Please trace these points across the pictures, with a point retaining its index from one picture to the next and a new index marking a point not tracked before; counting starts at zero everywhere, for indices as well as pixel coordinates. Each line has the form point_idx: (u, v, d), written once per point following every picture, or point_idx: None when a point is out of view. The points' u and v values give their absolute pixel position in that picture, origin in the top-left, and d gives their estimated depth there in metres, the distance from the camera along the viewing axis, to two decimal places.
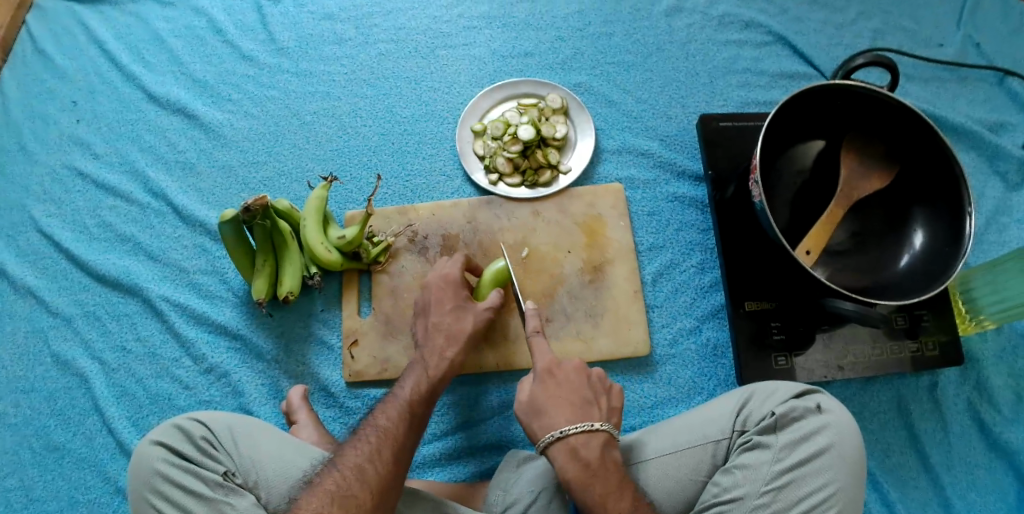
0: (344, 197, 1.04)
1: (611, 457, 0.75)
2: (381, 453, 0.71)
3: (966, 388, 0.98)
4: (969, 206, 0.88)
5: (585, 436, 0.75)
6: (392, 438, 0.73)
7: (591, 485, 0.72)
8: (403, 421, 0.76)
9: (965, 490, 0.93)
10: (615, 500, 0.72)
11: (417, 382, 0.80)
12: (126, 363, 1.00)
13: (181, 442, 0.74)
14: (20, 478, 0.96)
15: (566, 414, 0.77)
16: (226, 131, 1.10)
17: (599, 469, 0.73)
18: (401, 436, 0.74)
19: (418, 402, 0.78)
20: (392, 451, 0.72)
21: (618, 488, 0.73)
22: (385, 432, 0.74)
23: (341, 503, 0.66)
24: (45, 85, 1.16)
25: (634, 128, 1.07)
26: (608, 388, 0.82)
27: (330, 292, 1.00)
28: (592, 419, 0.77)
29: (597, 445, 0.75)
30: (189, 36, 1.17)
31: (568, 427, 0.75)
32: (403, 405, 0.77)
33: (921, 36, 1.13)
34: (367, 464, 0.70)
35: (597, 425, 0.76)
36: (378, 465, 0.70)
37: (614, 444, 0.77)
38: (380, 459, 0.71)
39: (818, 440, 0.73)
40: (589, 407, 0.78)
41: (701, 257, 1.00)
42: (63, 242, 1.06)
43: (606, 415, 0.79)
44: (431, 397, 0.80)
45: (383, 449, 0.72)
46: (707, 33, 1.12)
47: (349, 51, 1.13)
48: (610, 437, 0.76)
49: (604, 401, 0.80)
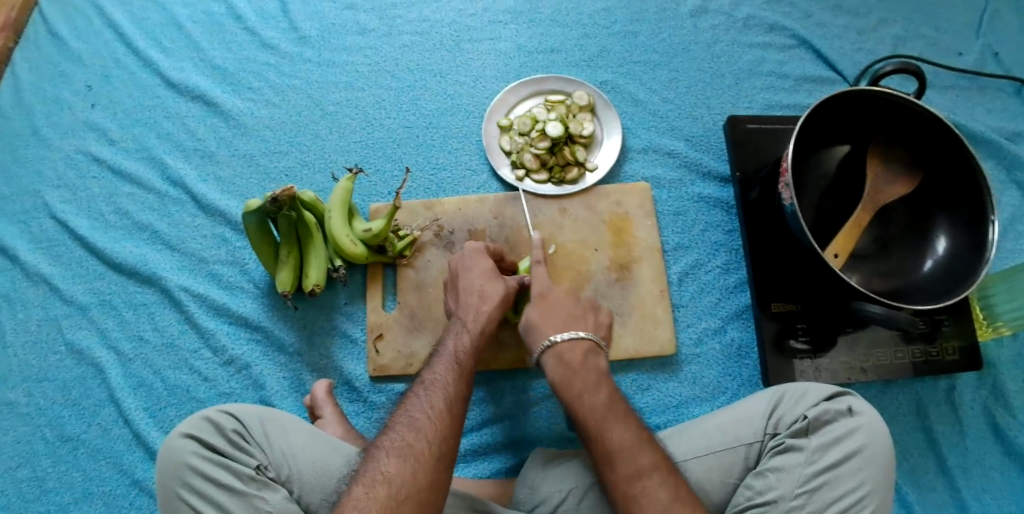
0: (369, 190, 1.04)
1: (595, 363, 0.79)
2: (432, 402, 0.70)
3: (981, 391, 0.99)
4: (992, 213, 0.88)
5: (569, 343, 0.79)
6: (440, 388, 0.71)
7: (571, 382, 0.77)
8: (453, 372, 0.73)
9: (980, 492, 0.94)
10: (591, 395, 0.75)
11: (458, 338, 0.79)
12: (143, 354, 0.98)
13: (212, 434, 0.73)
14: (32, 468, 0.94)
15: (554, 325, 0.81)
16: (247, 120, 1.09)
17: (580, 370, 0.77)
18: (449, 385, 0.72)
19: (463, 355, 0.76)
20: (445, 400, 0.70)
21: (596, 384, 0.76)
22: (433, 384, 0.72)
23: (400, 454, 0.65)
24: (59, 69, 1.14)
25: (660, 127, 1.07)
26: (596, 307, 0.86)
27: (355, 285, 0.99)
28: (578, 329, 0.81)
29: (581, 350, 0.79)
30: (208, 22, 1.15)
31: (557, 335, 0.80)
32: (451, 359, 0.75)
33: (941, 44, 1.15)
34: (418, 414, 0.69)
35: (583, 334, 0.80)
36: (432, 414, 0.69)
37: (599, 353, 0.80)
38: (432, 408, 0.69)
39: (850, 442, 0.74)
40: (576, 319, 0.82)
41: (726, 257, 1.00)
42: (79, 229, 1.04)
43: (594, 328, 0.83)
44: (476, 352, 0.78)
45: (434, 398, 0.70)
46: (732, 35, 1.13)
47: (373, 42, 1.12)
48: (595, 346, 0.80)
49: (592, 316, 0.84)
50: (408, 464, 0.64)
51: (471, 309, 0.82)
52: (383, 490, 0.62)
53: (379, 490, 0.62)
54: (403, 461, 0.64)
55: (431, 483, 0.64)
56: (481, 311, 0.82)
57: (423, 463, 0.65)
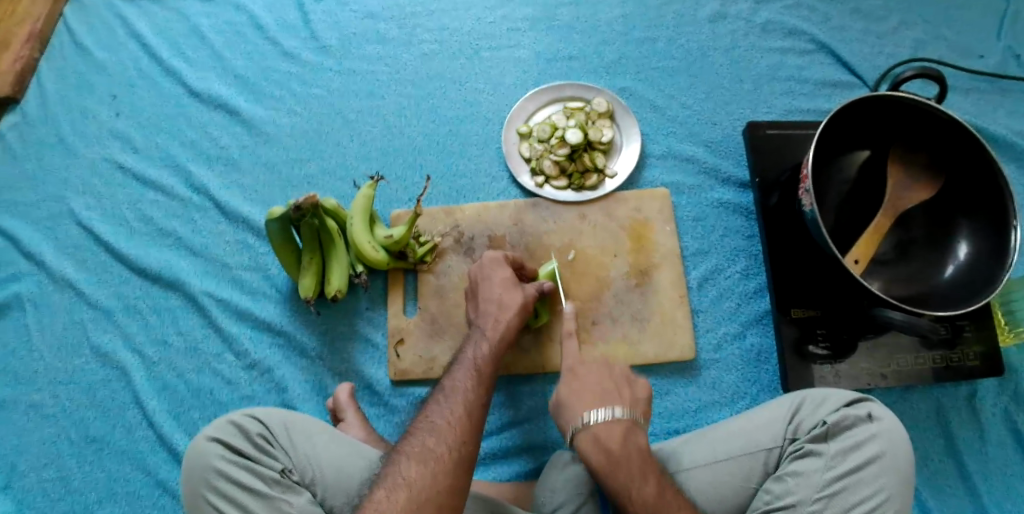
0: (390, 196, 1.05)
1: (634, 441, 0.73)
2: (452, 407, 0.71)
3: (1003, 397, 0.98)
4: (1015, 217, 0.88)
5: (606, 424, 0.73)
6: (459, 394, 0.72)
7: (614, 473, 0.70)
8: (471, 378, 0.74)
9: (1002, 499, 0.94)
10: (640, 487, 0.70)
11: (477, 347, 0.79)
12: (168, 357, 1.00)
13: (237, 438, 0.74)
14: (59, 469, 0.96)
15: None
16: (268, 128, 1.10)
17: (622, 457, 0.71)
18: (468, 391, 0.73)
19: (482, 363, 0.77)
20: (464, 406, 0.71)
21: (642, 474, 0.70)
22: (453, 390, 0.73)
23: (420, 458, 0.66)
24: (84, 78, 1.16)
25: (679, 133, 1.07)
26: (631, 379, 0.80)
27: (376, 290, 1.01)
28: (613, 405, 0.75)
29: (618, 431, 0.73)
30: (230, 32, 1.17)
31: (592, 414, 0.74)
32: (470, 366, 0.76)
33: (962, 48, 1.14)
34: (438, 419, 0.70)
35: (620, 412, 0.74)
36: (451, 419, 0.69)
37: (638, 430, 0.74)
38: (452, 413, 0.70)
39: (870, 448, 0.74)
40: (610, 395, 0.76)
41: (746, 263, 1.00)
42: (104, 235, 1.06)
43: (631, 404, 0.76)
44: (495, 360, 0.78)
45: (454, 403, 0.71)
46: (751, 40, 1.13)
47: (393, 50, 1.13)
48: (633, 424, 0.74)
49: (626, 389, 0.78)
50: (429, 468, 0.65)
51: (493, 316, 0.83)
52: (403, 493, 0.63)
53: (401, 493, 0.63)
54: (423, 465, 0.65)
55: (451, 487, 0.65)
56: (499, 320, 0.82)
57: (443, 466, 0.65)
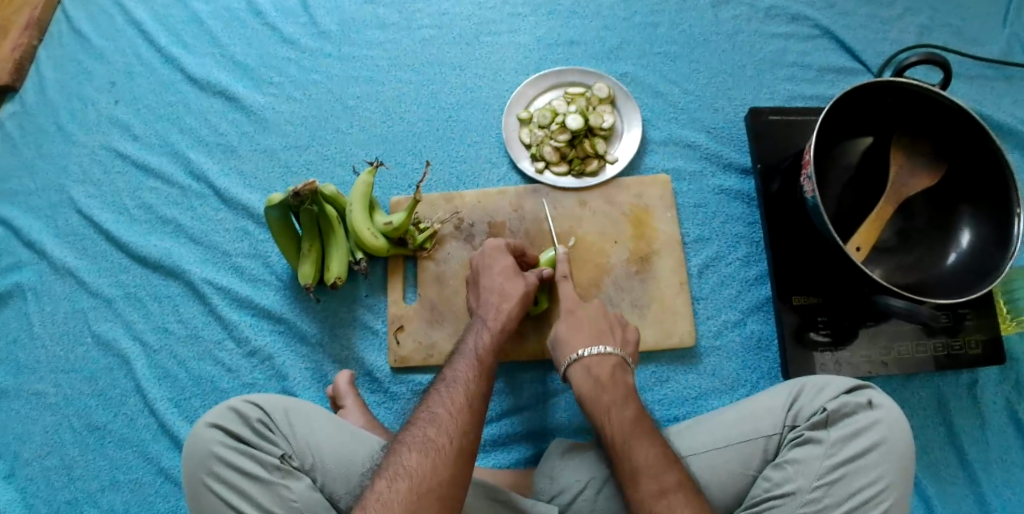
0: (390, 183, 1.04)
1: (622, 379, 0.78)
2: (453, 397, 0.71)
3: (1004, 386, 0.98)
4: (1018, 205, 0.87)
5: (598, 357, 0.79)
6: (460, 385, 0.72)
7: (598, 397, 0.76)
8: (472, 368, 0.74)
9: (1001, 487, 0.94)
10: (618, 410, 0.74)
11: (479, 336, 0.79)
12: (169, 345, 1.00)
13: (236, 424, 0.74)
14: (60, 457, 0.97)
15: (584, 339, 0.81)
16: (268, 115, 1.10)
17: (607, 385, 0.77)
18: (469, 382, 0.72)
19: (483, 353, 0.77)
20: (465, 396, 0.71)
21: (624, 400, 0.75)
22: (454, 381, 0.73)
23: (421, 449, 0.66)
24: (82, 66, 1.15)
25: (681, 119, 1.06)
26: (624, 323, 0.86)
27: (376, 277, 1.00)
28: (605, 344, 0.81)
29: (609, 364, 0.79)
30: (229, 18, 1.16)
31: (584, 349, 0.80)
32: (470, 357, 0.76)
33: (967, 34, 1.13)
34: (440, 409, 0.69)
35: (610, 349, 0.80)
36: (452, 410, 0.69)
37: (625, 368, 0.80)
38: (453, 404, 0.70)
39: (870, 436, 0.74)
40: (605, 335, 0.82)
41: (747, 250, 1.00)
42: (104, 223, 1.06)
43: (620, 344, 0.82)
44: (495, 348, 0.78)
45: (455, 393, 0.71)
46: (754, 25, 1.12)
47: (392, 36, 1.12)
48: (622, 361, 0.80)
49: (619, 332, 0.84)
50: (430, 458, 0.65)
51: (492, 306, 0.83)
52: (404, 482, 0.63)
53: (401, 483, 0.63)
54: (425, 456, 0.65)
55: (452, 476, 0.64)
56: (501, 308, 0.82)
57: (445, 456, 0.65)
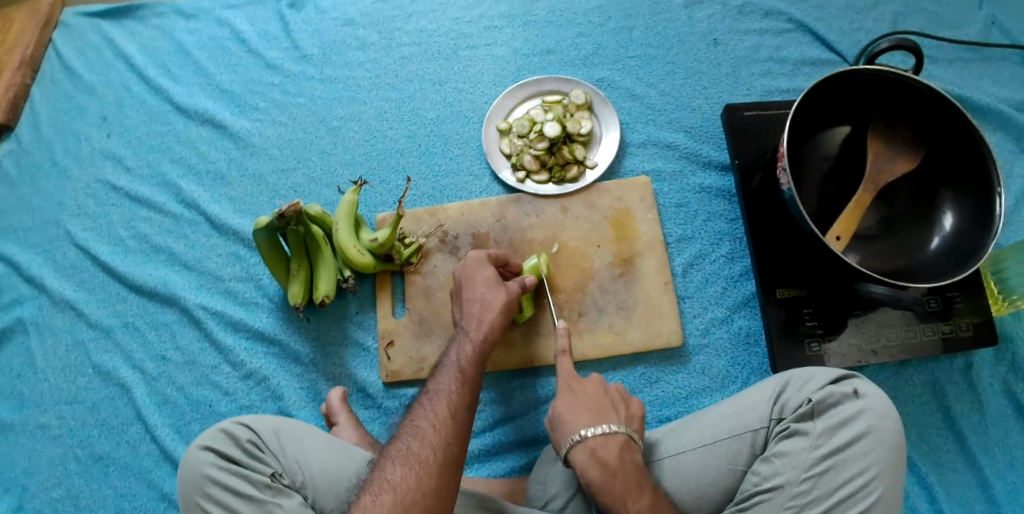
0: (375, 200, 1.06)
1: (631, 458, 0.73)
2: (436, 410, 0.72)
3: (999, 369, 0.98)
4: (999, 184, 0.87)
5: (602, 438, 0.74)
6: (443, 397, 0.73)
7: (610, 486, 0.70)
8: (456, 380, 0.75)
9: (1003, 471, 0.93)
10: (634, 502, 0.70)
11: (461, 348, 0.80)
12: (167, 371, 1.02)
13: (227, 446, 0.76)
14: (67, 487, 0.98)
15: (584, 418, 0.76)
16: (254, 140, 1.12)
17: (617, 468, 0.72)
18: (452, 394, 0.73)
19: (466, 364, 0.78)
20: (448, 408, 0.72)
21: (638, 488, 0.71)
22: (437, 393, 0.74)
23: (404, 462, 0.67)
24: (74, 102, 1.18)
25: (659, 120, 1.07)
26: (626, 398, 0.81)
27: (365, 294, 1.02)
28: (608, 422, 0.75)
29: (615, 446, 0.73)
30: (214, 48, 1.18)
31: (588, 429, 0.75)
32: (453, 370, 0.77)
33: (943, 18, 1.13)
34: (423, 422, 0.70)
35: (615, 428, 0.75)
36: (435, 422, 0.70)
37: (633, 448, 0.75)
38: (436, 417, 0.71)
39: (856, 425, 0.74)
40: (606, 411, 0.77)
41: (731, 246, 1.00)
42: (101, 255, 1.08)
43: (625, 420, 0.77)
44: (478, 359, 0.79)
45: (438, 406, 0.72)
46: (728, 23, 1.12)
47: (372, 56, 1.14)
48: (629, 441, 0.75)
49: (622, 406, 0.79)
50: (414, 471, 0.66)
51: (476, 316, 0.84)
52: (388, 497, 0.65)
53: (386, 498, 0.64)
54: (408, 470, 0.66)
55: (436, 488, 0.66)
56: (484, 317, 0.83)
57: (428, 468, 0.66)
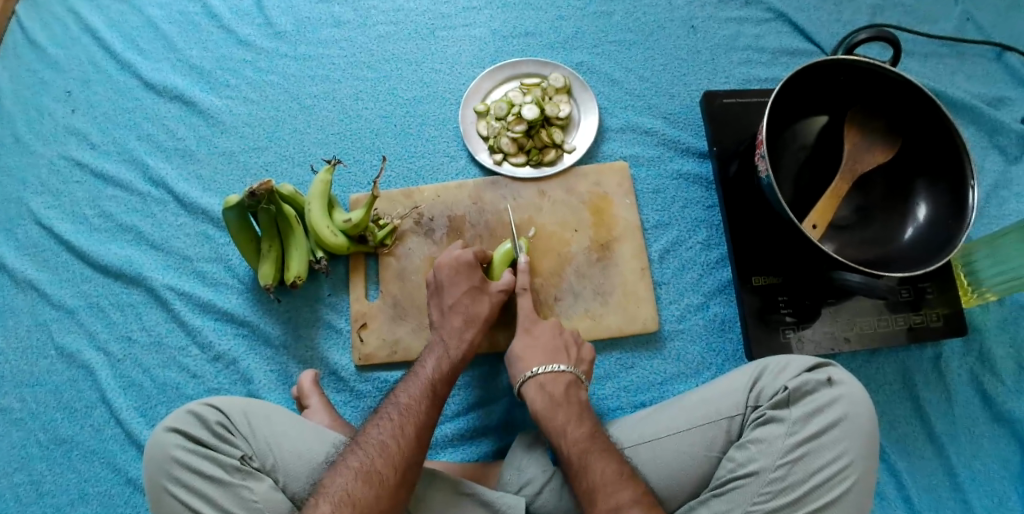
0: (348, 181, 1.04)
1: (576, 395, 0.78)
2: (403, 428, 0.73)
3: (967, 358, 0.99)
4: (971, 177, 0.88)
5: (551, 375, 0.79)
6: (413, 415, 0.75)
7: (553, 414, 0.76)
8: (425, 399, 0.77)
9: (970, 459, 0.94)
10: (574, 427, 0.74)
11: (438, 362, 0.82)
12: (132, 353, 0.99)
13: (195, 428, 0.73)
14: (29, 472, 0.95)
15: (540, 358, 0.82)
16: (224, 117, 1.09)
17: (562, 402, 0.77)
18: (421, 413, 0.75)
19: (438, 381, 0.79)
20: (416, 428, 0.74)
21: (579, 418, 0.75)
22: (407, 409, 0.75)
23: (366, 478, 0.69)
24: (37, 76, 1.13)
25: (638, 106, 1.07)
26: (579, 342, 0.86)
27: (337, 276, 1.00)
28: (559, 362, 0.81)
29: (563, 382, 0.79)
30: (184, 22, 1.15)
31: (538, 367, 0.80)
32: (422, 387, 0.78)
33: (919, 12, 1.14)
34: (389, 439, 0.72)
35: (564, 367, 0.80)
36: (402, 439, 0.72)
37: (581, 386, 0.80)
38: (403, 436, 0.72)
39: (831, 412, 0.74)
40: (559, 353, 0.82)
41: (707, 233, 1.00)
42: (64, 233, 1.05)
43: (575, 362, 0.83)
44: (452, 378, 0.81)
45: (406, 424, 0.74)
46: (708, 11, 1.12)
47: (348, 34, 1.12)
48: (576, 380, 0.80)
49: (574, 350, 0.84)
50: (375, 489, 0.68)
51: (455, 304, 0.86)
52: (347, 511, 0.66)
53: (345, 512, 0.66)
54: (369, 487, 0.68)
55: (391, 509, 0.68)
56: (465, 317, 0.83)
57: (388, 488, 0.69)
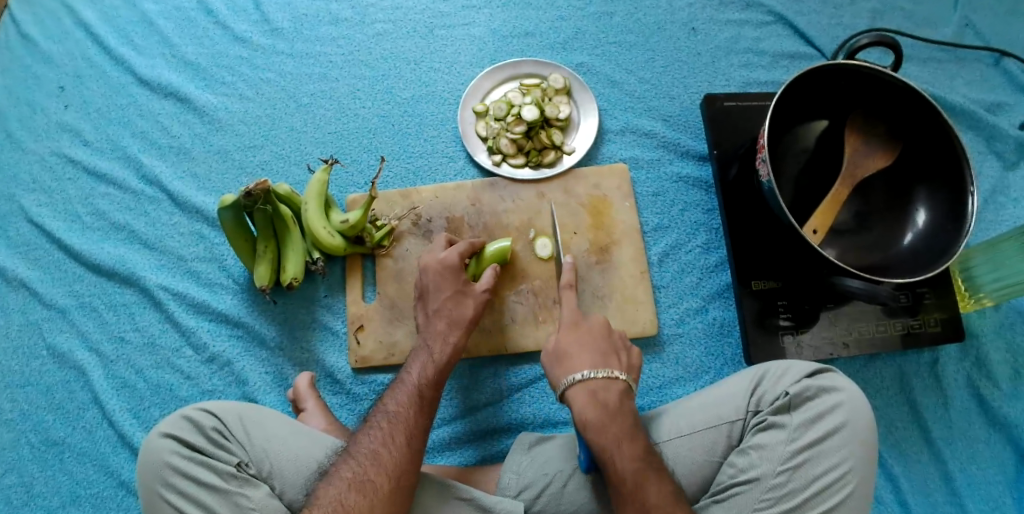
0: (345, 181, 1.03)
1: (629, 405, 0.76)
2: (394, 436, 0.73)
3: (964, 363, 0.99)
4: (971, 184, 0.88)
5: (604, 382, 0.76)
6: (402, 422, 0.74)
7: (607, 426, 0.72)
8: (414, 404, 0.76)
9: (966, 464, 0.95)
10: (629, 445, 0.71)
11: (423, 369, 0.80)
12: (125, 354, 0.98)
13: (190, 434, 0.73)
14: (20, 474, 0.94)
15: (587, 360, 0.78)
16: (220, 115, 1.08)
17: (614, 413, 0.74)
18: (410, 420, 0.75)
19: (425, 386, 0.78)
20: (406, 434, 0.73)
21: (633, 433, 0.73)
22: (395, 417, 0.75)
23: (359, 488, 0.68)
24: (29, 71, 1.12)
25: (638, 108, 1.06)
26: (627, 346, 0.83)
27: (334, 277, 0.99)
28: (612, 368, 0.78)
29: (616, 391, 0.76)
30: (179, 18, 1.13)
31: (589, 372, 0.77)
32: (410, 394, 0.77)
33: (919, 17, 1.14)
34: (380, 447, 0.72)
35: (618, 374, 0.77)
36: (392, 447, 0.72)
37: (632, 394, 0.77)
38: (393, 444, 0.72)
39: (832, 419, 0.74)
40: (610, 358, 0.79)
41: (706, 237, 1.00)
42: (56, 232, 1.03)
43: (625, 369, 0.79)
44: (439, 382, 0.80)
45: (396, 431, 0.73)
46: (708, 13, 1.12)
47: (345, 32, 1.11)
48: (628, 388, 0.77)
49: (623, 356, 0.81)
50: (368, 499, 0.68)
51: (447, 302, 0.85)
52: None
53: None
54: (362, 497, 0.68)
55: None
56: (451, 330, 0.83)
57: (382, 496, 0.69)
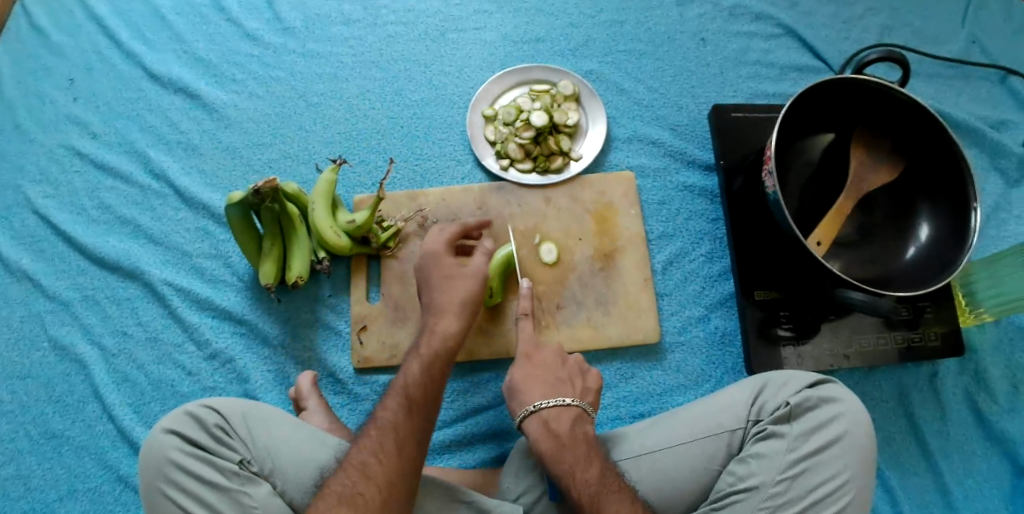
0: (353, 181, 1.03)
1: (582, 430, 0.76)
2: (383, 444, 0.70)
3: (963, 378, 1.00)
4: (974, 200, 0.89)
5: (556, 410, 0.77)
6: (392, 430, 0.72)
7: (561, 456, 0.72)
8: (404, 410, 0.74)
9: (962, 478, 0.95)
10: (583, 470, 0.71)
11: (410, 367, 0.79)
12: (127, 348, 0.98)
13: (193, 430, 0.73)
14: (17, 466, 0.94)
15: (540, 391, 0.79)
16: (229, 112, 1.08)
17: (568, 441, 0.74)
18: (400, 428, 0.72)
19: (413, 386, 0.76)
20: (395, 441, 0.71)
21: (587, 459, 0.72)
22: (385, 424, 0.72)
23: (349, 502, 0.65)
24: (39, 62, 1.12)
25: (646, 116, 1.07)
26: (585, 370, 0.85)
27: (339, 276, 0.99)
28: (563, 395, 0.79)
29: (569, 418, 0.76)
30: (191, 14, 1.14)
31: (541, 401, 0.78)
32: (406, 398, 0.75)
33: (927, 33, 1.14)
34: (369, 456, 0.69)
35: (570, 400, 0.78)
36: (382, 457, 0.69)
37: (586, 421, 0.78)
38: (382, 451, 0.70)
39: (832, 429, 0.74)
40: (560, 385, 0.80)
41: (710, 246, 1.01)
42: (62, 224, 1.03)
43: (580, 394, 0.81)
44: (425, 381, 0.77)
45: (385, 439, 0.71)
46: (718, 24, 1.12)
47: (357, 32, 1.11)
48: (582, 413, 0.78)
49: (579, 381, 0.82)
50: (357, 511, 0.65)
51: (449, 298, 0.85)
52: None
53: None
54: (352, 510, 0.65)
55: None
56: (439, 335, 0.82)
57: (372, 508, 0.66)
